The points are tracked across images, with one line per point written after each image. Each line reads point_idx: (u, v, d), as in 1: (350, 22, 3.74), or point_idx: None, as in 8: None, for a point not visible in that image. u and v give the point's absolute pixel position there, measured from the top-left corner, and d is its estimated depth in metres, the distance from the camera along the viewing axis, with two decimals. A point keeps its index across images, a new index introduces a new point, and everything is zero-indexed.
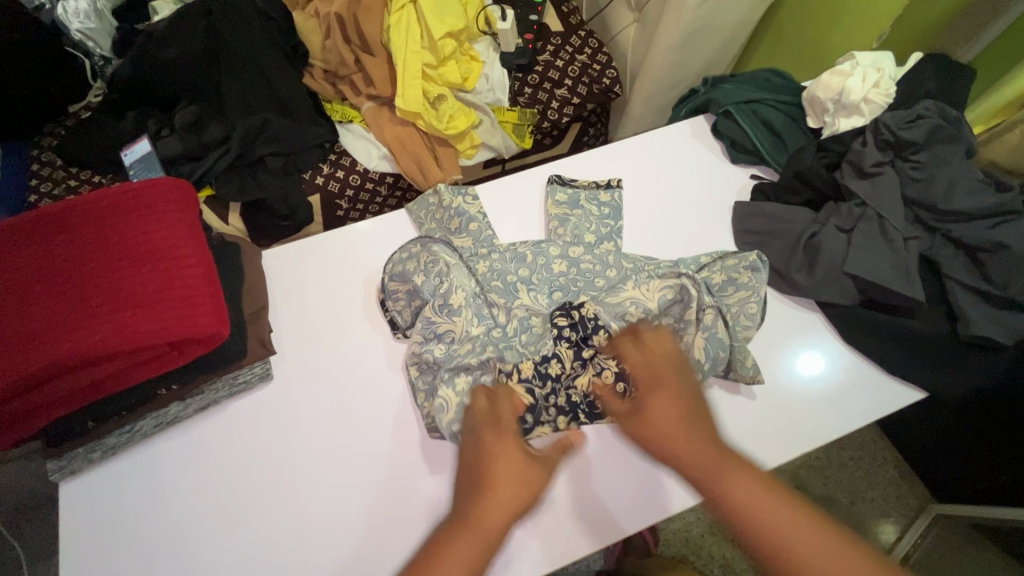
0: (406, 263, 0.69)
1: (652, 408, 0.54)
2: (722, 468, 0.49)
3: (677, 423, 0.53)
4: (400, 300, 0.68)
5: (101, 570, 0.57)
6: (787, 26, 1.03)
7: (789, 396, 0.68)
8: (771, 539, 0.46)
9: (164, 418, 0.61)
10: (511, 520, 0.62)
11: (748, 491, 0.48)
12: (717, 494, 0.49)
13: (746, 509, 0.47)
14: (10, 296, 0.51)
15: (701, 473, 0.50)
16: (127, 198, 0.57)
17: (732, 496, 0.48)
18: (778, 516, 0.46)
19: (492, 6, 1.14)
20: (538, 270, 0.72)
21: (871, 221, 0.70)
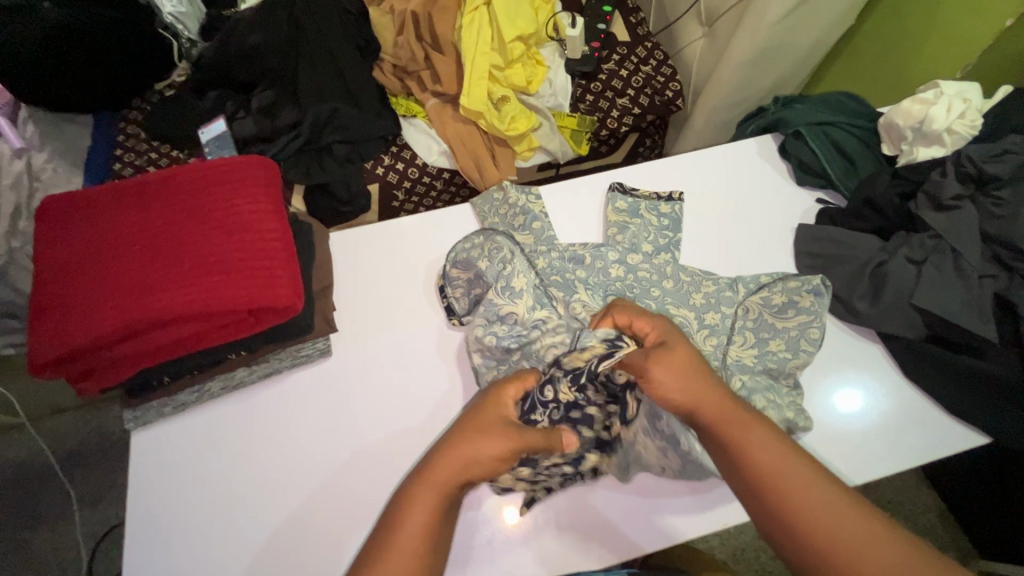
0: (468, 253, 0.70)
1: (670, 390, 0.52)
2: (748, 434, 0.49)
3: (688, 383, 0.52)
4: (459, 288, 0.71)
5: (163, 518, 0.61)
6: (866, 50, 1.00)
7: (836, 427, 0.67)
8: (800, 513, 0.45)
9: (231, 381, 0.65)
10: (517, 527, 0.63)
11: (772, 455, 0.48)
12: (742, 457, 0.49)
13: (770, 475, 0.47)
14: (113, 252, 0.55)
15: (726, 433, 0.50)
16: (221, 171, 0.61)
17: (759, 468, 0.48)
18: (801, 485, 0.46)
19: (562, 13, 1.16)
20: (595, 273, 0.73)
21: (944, 255, 0.68)
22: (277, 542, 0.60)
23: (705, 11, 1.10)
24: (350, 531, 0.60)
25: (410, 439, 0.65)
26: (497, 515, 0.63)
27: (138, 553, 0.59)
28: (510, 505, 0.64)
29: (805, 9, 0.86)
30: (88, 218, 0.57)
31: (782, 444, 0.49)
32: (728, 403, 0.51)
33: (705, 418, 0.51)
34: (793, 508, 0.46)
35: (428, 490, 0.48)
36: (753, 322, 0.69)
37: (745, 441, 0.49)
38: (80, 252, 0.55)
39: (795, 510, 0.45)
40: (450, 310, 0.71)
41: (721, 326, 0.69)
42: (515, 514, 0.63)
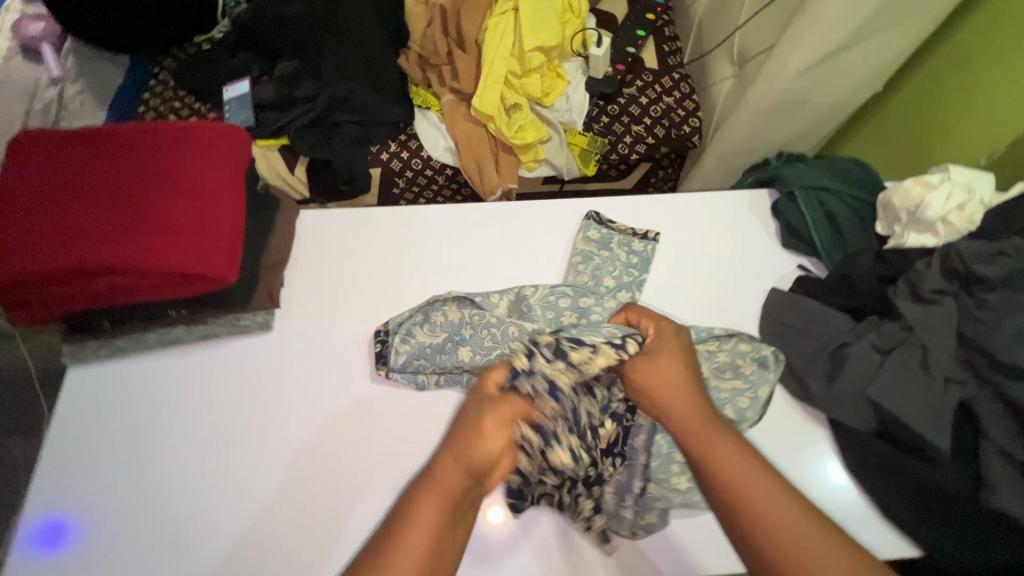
0: (433, 313, 0.70)
1: (658, 380, 0.55)
2: (711, 443, 0.50)
3: (668, 387, 0.55)
4: (408, 345, 0.68)
5: (80, 453, 0.64)
6: (897, 118, 0.94)
7: None
8: (753, 517, 0.46)
9: (170, 337, 0.68)
10: (499, 525, 0.63)
11: (739, 464, 0.49)
12: (711, 461, 0.49)
13: (731, 482, 0.48)
14: (64, 194, 0.57)
15: (699, 444, 0.51)
16: (194, 136, 0.62)
17: (722, 470, 0.49)
18: (763, 489, 0.47)
19: (593, 30, 1.14)
20: (546, 320, 0.69)
21: (912, 349, 0.63)
22: (167, 502, 0.62)
23: (738, 51, 1.06)
24: (235, 510, 0.61)
25: (323, 425, 0.66)
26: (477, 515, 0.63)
27: (58, 481, 0.63)
28: (491, 505, 0.64)
29: (831, 65, 0.81)
30: (54, 157, 0.59)
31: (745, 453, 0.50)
32: (700, 403, 0.54)
33: (681, 416, 0.53)
34: (752, 510, 0.46)
35: (434, 498, 0.48)
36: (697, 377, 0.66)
37: (714, 445, 0.50)
38: (38, 188, 0.57)
39: (761, 522, 0.46)
40: (382, 358, 0.68)
41: None
42: (499, 515, 0.63)
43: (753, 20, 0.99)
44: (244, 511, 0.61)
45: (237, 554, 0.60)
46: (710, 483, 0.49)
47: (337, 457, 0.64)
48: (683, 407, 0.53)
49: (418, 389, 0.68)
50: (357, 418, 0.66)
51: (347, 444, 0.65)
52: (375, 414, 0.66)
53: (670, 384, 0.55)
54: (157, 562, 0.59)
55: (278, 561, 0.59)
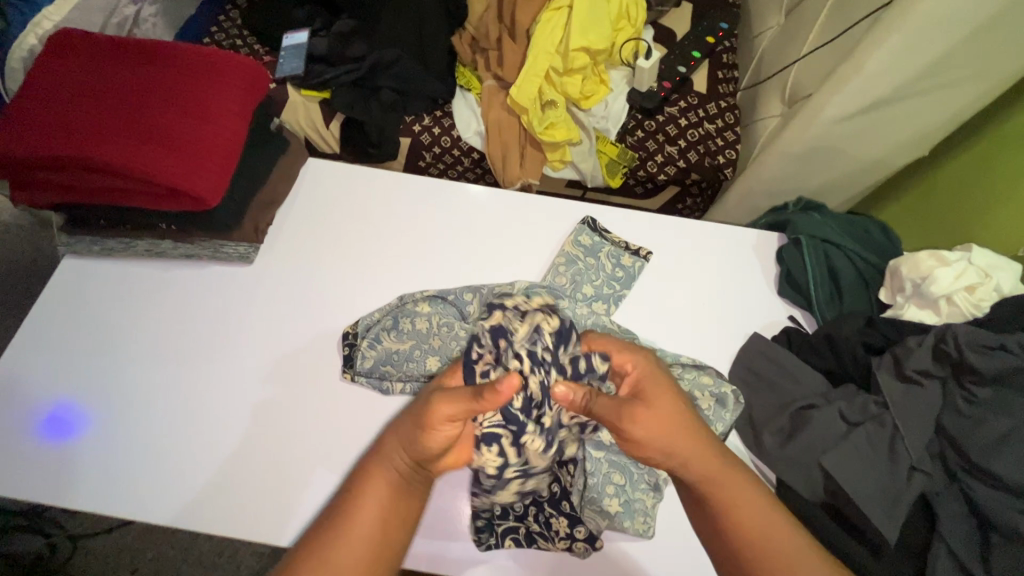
0: (403, 316, 0.68)
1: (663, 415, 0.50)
2: (694, 458, 0.50)
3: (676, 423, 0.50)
4: (374, 350, 0.66)
5: (51, 333, 0.69)
6: (942, 189, 0.88)
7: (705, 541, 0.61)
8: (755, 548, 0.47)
9: (157, 248, 0.72)
10: None
11: (747, 504, 0.49)
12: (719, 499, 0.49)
13: (738, 514, 0.48)
14: (79, 90, 0.61)
15: (703, 477, 0.49)
16: (213, 60, 0.65)
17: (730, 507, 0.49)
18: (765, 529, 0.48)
19: (646, 42, 1.13)
20: None
21: (883, 428, 0.59)
22: (114, 394, 0.66)
23: (790, 88, 1.00)
24: (171, 418, 0.64)
25: (274, 361, 0.68)
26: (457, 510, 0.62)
27: (25, 355, 0.68)
28: None
29: (870, 117, 0.78)
30: (85, 56, 0.63)
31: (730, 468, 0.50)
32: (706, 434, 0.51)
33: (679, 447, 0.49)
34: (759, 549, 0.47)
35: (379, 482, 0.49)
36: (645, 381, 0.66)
37: (726, 487, 0.49)
38: (64, 80, 0.61)
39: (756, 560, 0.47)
40: (349, 360, 0.66)
41: None
42: None
43: (809, 57, 0.95)
44: (175, 422, 0.64)
45: (160, 460, 0.62)
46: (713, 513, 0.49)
47: (288, 405, 0.65)
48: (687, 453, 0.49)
49: (381, 393, 0.66)
50: (319, 375, 0.67)
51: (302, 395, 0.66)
52: (331, 362, 0.68)
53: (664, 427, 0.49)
54: (100, 455, 0.62)
55: (212, 487, 0.61)
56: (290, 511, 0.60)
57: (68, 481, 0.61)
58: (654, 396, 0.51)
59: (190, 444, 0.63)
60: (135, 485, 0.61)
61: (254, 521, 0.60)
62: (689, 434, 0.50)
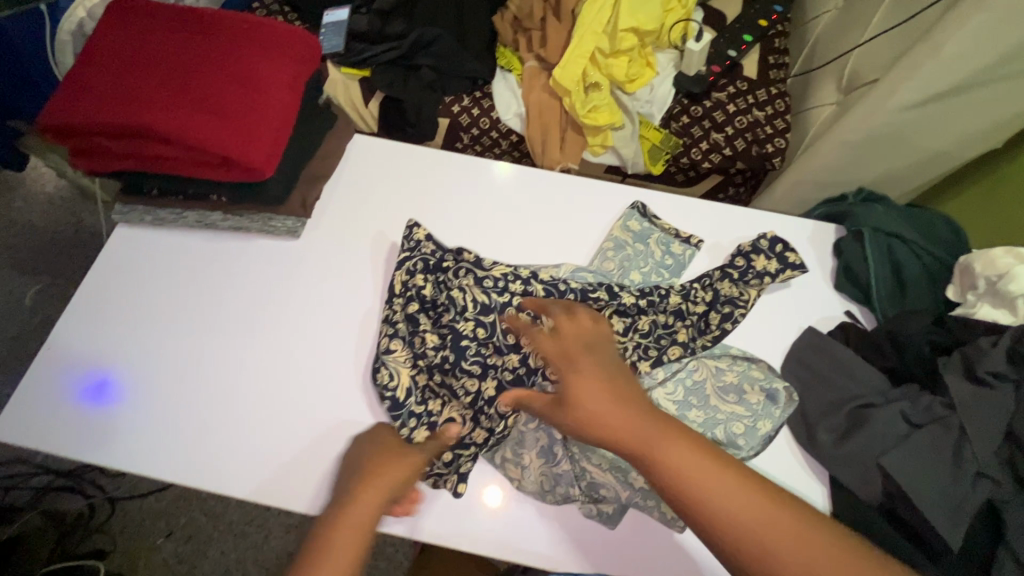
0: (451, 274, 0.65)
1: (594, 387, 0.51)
2: (671, 448, 0.47)
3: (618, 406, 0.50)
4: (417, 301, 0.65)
5: (99, 298, 0.70)
6: (1009, 184, 0.82)
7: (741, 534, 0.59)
8: (721, 518, 0.45)
9: (207, 220, 0.72)
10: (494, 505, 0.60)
11: (693, 468, 0.46)
12: (663, 471, 0.47)
13: (693, 486, 0.46)
14: (136, 58, 0.61)
15: (647, 448, 0.48)
16: (266, 30, 0.64)
17: (681, 480, 0.46)
18: (726, 492, 0.45)
19: (696, 24, 1.08)
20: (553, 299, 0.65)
21: (949, 431, 0.56)
22: (158, 359, 0.67)
23: (848, 75, 0.95)
24: (213, 387, 0.65)
25: (314, 335, 0.68)
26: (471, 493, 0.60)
27: (75, 317, 0.69)
28: (488, 485, 0.60)
29: (940, 105, 0.74)
30: (141, 24, 0.63)
31: (698, 446, 0.48)
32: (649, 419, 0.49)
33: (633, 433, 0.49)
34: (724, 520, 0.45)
35: (373, 493, 0.54)
36: (661, 347, 0.63)
37: (666, 453, 0.47)
38: (122, 48, 0.61)
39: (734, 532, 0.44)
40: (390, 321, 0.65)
41: (677, 394, 0.62)
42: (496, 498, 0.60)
43: (873, 41, 0.90)
44: (216, 390, 0.65)
45: (201, 427, 0.63)
46: (672, 494, 0.47)
47: (328, 378, 0.66)
48: (657, 446, 0.48)
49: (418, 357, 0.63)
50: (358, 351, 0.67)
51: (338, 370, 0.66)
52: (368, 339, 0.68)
53: (612, 402, 0.50)
54: (144, 419, 0.64)
55: (245, 459, 0.62)
56: (321, 484, 0.61)
57: (113, 443, 0.62)
58: (592, 372, 0.52)
59: (233, 412, 0.64)
60: (172, 452, 0.62)
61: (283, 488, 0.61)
62: (625, 430, 0.49)
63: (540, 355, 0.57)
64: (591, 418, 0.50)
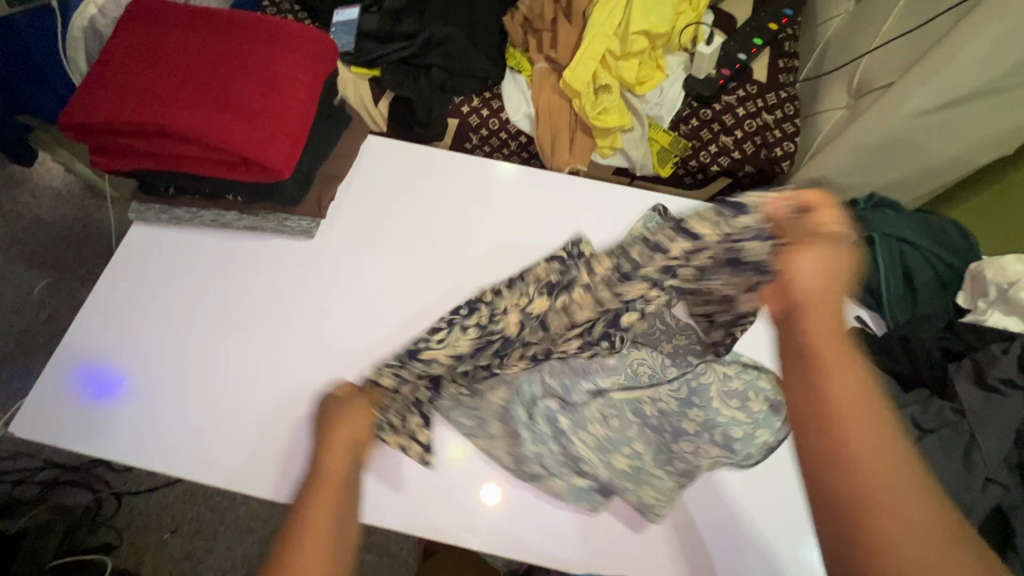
0: None
1: (809, 283, 0.46)
2: (852, 406, 0.40)
3: (823, 305, 0.45)
4: None
5: (110, 294, 0.70)
6: (1019, 190, 0.83)
7: (742, 531, 0.61)
8: (846, 446, 0.39)
9: (222, 219, 0.73)
10: (494, 503, 0.62)
11: (846, 382, 0.42)
12: (813, 376, 0.42)
13: (834, 403, 0.41)
14: (157, 58, 0.61)
15: (817, 345, 0.43)
16: (285, 31, 0.65)
17: (824, 389, 0.42)
18: (870, 428, 0.40)
19: (707, 27, 1.09)
20: None
21: (959, 437, 0.57)
22: (168, 355, 0.67)
23: (859, 79, 0.96)
24: (220, 385, 0.66)
25: (325, 336, 0.68)
26: (471, 493, 0.62)
27: (87, 313, 0.69)
28: (485, 484, 0.62)
29: (953, 112, 0.74)
30: (161, 24, 0.64)
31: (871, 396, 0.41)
32: (835, 322, 0.45)
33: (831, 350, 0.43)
34: (850, 450, 0.39)
35: (338, 447, 0.50)
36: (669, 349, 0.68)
37: (827, 358, 0.43)
38: (141, 48, 0.61)
39: (854, 462, 0.39)
40: None
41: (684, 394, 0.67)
42: (494, 495, 0.62)
43: (884, 46, 0.90)
44: (225, 388, 0.65)
45: (210, 423, 0.64)
46: (801, 397, 0.43)
47: (342, 376, 0.66)
48: (832, 356, 0.43)
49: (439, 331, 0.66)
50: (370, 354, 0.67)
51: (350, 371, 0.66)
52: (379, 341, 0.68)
53: (827, 308, 0.45)
54: (153, 414, 0.64)
55: (258, 456, 0.62)
56: None
57: (121, 438, 0.63)
58: (819, 295, 0.46)
59: (243, 411, 0.64)
60: (186, 449, 0.63)
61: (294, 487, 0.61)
62: (818, 335, 0.44)
63: (775, 229, 0.51)
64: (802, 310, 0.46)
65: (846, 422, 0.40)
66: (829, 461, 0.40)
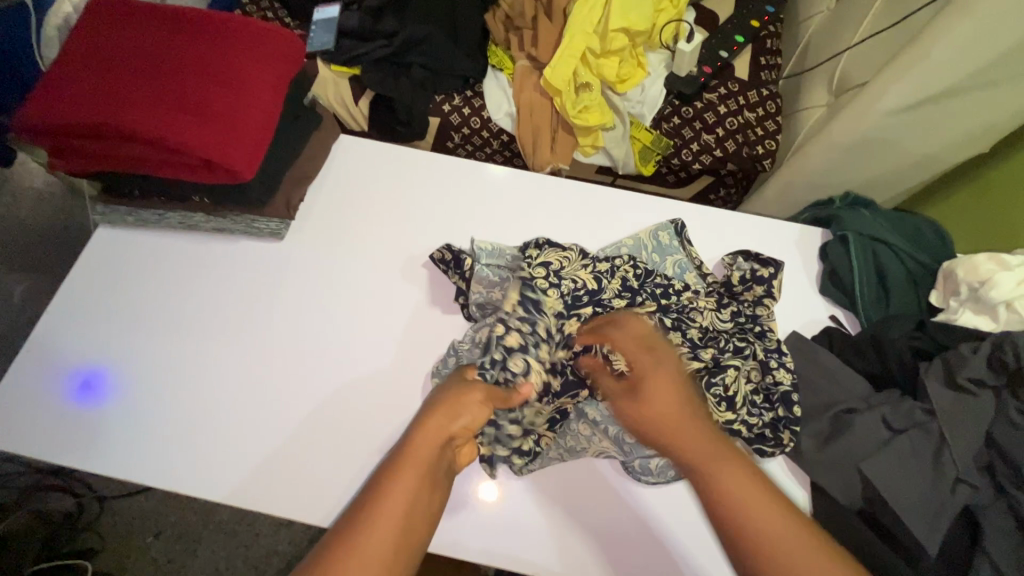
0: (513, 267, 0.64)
1: (654, 388, 0.51)
2: (721, 473, 0.47)
3: (671, 403, 0.50)
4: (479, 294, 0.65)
5: (78, 299, 0.69)
6: (996, 188, 0.83)
7: None
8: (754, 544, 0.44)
9: (190, 221, 0.72)
10: (493, 501, 0.61)
11: (745, 494, 0.46)
12: (717, 492, 0.46)
13: (734, 507, 0.45)
14: (114, 59, 0.60)
15: (703, 463, 0.47)
16: (248, 30, 0.63)
17: (730, 501, 0.46)
18: (769, 521, 0.45)
19: (688, 24, 1.08)
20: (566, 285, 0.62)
21: (929, 437, 0.57)
22: (136, 362, 0.66)
23: (838, 77, 0.95)
24: (189, 390, 0.65)
25: (296, 340, 0.67)
26: (469, 491, 0.62)
27: (54, 319, 0.68)
28: (483, 482, 0.62)
29: (927, 110, 0.74)
30: (119, 23, 0.62)
31: (758, 479, 0.47)
32: (694, 426, 0.49)
33: (682, 440, 0.49)
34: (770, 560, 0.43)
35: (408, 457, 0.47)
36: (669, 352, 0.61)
37: (718, 474, 0.47)
38: (99, 48, 0.60)
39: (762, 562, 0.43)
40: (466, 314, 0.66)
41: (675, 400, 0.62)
42: (492, 493, 0.61)
43: (862, 44, 0.90)
44: (195, 393, 0.65)
45: (180, 428, 0.63)
46: (713, 511, 0.46)
47: (314, 378, 0.65)
48: (687, 438, 0.49)
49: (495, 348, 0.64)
50: (342, 358, 0.67)
51: (328, 381, 0.65)
52: (353, 343, 0.67)
53: (669, 400, 0.51)
54: (121, 419, 0.63)
55: (230, 463, 0.62)
56: (298, 485, 0.61)
57: (88, 446, 0.62)
58: (665, 413, 0.50)
59: (213, 415, 0.64)
60: (153, 455, 0.62)
61: (265, 492, 0.60)
62: (674, 436, 0.49)
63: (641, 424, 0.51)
64: (647, 421, 0.50)
65: (753, 525, 0.45)
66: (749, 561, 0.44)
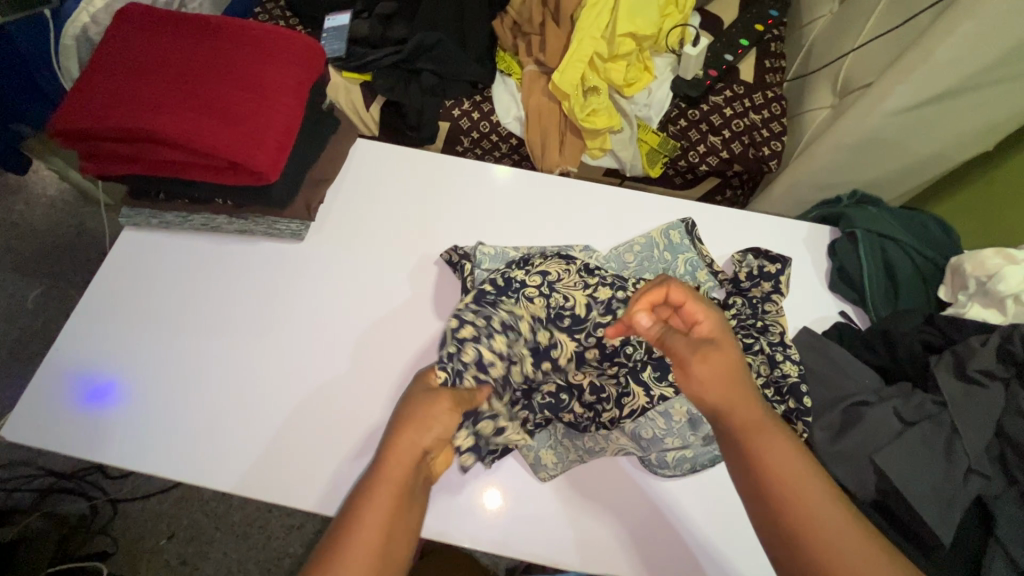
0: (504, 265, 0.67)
1: (699, 355, 0.49)
2: (760, 440, 0.47)
3: (715, 375, 0.49)
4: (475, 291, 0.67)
5: (104, 301, 0.71)
6: (999, 186, 0.84)
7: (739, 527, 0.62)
8: (800, 510, 0.44)
9: (212, 223, 0.74)
10: (497, 508, 0.62)
11: (786, 462, 0.46)
12: (758, 458, 0.46)
13: (777, 478, 0.45)
14: (144, 65, 0.62)
15: (746, 431, 0.47)
16: (271, 37, 0.65)
17: (770, 467, 0.45)
18: (811, 490, 0.45)
19: (693, 29, 1.10)
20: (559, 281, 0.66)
21: (940, 429, 0.58)
22: (163, 361, 0.68)
23: (842, 80, 0.97)
24: (215, 389, 0.66)
25: (318, 338, 0.69)
26: (473, 500, 0.62)
27: (81, 320, 0.70)
28: (486, 490, 0.63)
29: (931, 110, 0.76)
30: (147, 31, 0.64)
31: (796, 447, 0.47)
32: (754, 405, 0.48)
33: (729, 407, 0.48)
34: (807, 522, 0.43)
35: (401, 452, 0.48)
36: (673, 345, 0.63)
37: (762, 442, 0.46)
38: (129, 55, 0.62)
39: (808, 529, 0.43)
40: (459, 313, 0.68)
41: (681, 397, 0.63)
42: (496, 500, 0.62)
43: (865, 47, 0.92)
44: (222, 391, 0.66)
45: (208, 425, 0.64)
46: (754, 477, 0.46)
47: (338, 376, 0.67)
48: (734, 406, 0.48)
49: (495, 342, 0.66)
50: (364, 354, 0.68)
51: (349, 379, 0.67)
52: (374, 341, 0.69)
53: (723, 381, 0.48)
54: (150, 417, 0.65)
55: (257, 459, 0.63)
56: (323, 480, 0.62)
57: (117, 445, 0.63)
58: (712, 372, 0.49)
59: (240, 413, 0.65)
60: (179, 453, 0.63)
61: (293, 486, 0.62)
62: (732, 407, 0.48)
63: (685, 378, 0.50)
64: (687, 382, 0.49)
65: (797, 497, 0.44)
66: (788, 523, 0.44)
